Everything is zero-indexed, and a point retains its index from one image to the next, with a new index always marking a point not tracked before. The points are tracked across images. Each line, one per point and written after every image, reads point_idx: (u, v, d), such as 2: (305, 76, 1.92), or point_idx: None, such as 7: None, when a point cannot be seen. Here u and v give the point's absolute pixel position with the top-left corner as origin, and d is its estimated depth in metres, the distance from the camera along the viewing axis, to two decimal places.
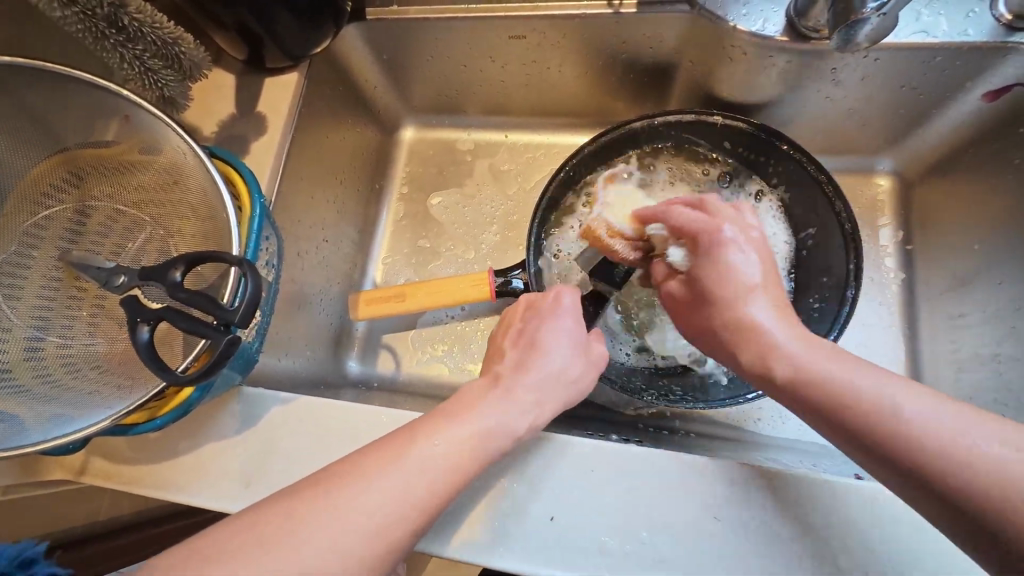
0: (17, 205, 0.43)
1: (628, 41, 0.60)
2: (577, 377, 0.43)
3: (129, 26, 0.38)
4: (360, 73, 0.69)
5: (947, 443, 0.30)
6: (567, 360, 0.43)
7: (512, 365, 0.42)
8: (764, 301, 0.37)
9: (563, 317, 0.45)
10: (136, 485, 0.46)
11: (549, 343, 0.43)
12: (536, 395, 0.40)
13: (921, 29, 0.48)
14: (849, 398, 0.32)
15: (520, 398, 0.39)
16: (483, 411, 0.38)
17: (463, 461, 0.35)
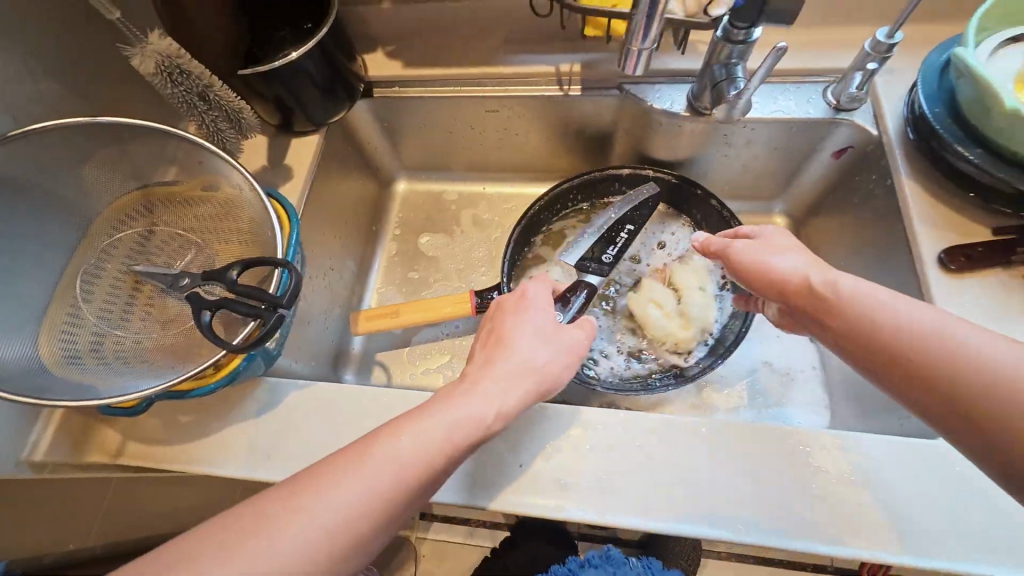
0: (98, 227, 0.55)
1: (577, 115, 0.78)
2: (546, 361, 0.50)
3: (213, 99, 0.53)
4: (365, 137, 0.86)
5: (979, 350, 0.36)
6: (544, 355, 0.50)
7: (489, 355, 0.49)
8: (804, 260, 0.47)
9: (531, 310, 0.53)
10: (168, 462, 0.54)
11: (519, 339, 0.50)
12: (500, 378, 0.47)
13: (778, 109, 0.68)
14: (898, 320, 0.39)
15: (489, 390, 0.46)
16: (458, 405, 0.44)
17: (439, 444, 0.41)
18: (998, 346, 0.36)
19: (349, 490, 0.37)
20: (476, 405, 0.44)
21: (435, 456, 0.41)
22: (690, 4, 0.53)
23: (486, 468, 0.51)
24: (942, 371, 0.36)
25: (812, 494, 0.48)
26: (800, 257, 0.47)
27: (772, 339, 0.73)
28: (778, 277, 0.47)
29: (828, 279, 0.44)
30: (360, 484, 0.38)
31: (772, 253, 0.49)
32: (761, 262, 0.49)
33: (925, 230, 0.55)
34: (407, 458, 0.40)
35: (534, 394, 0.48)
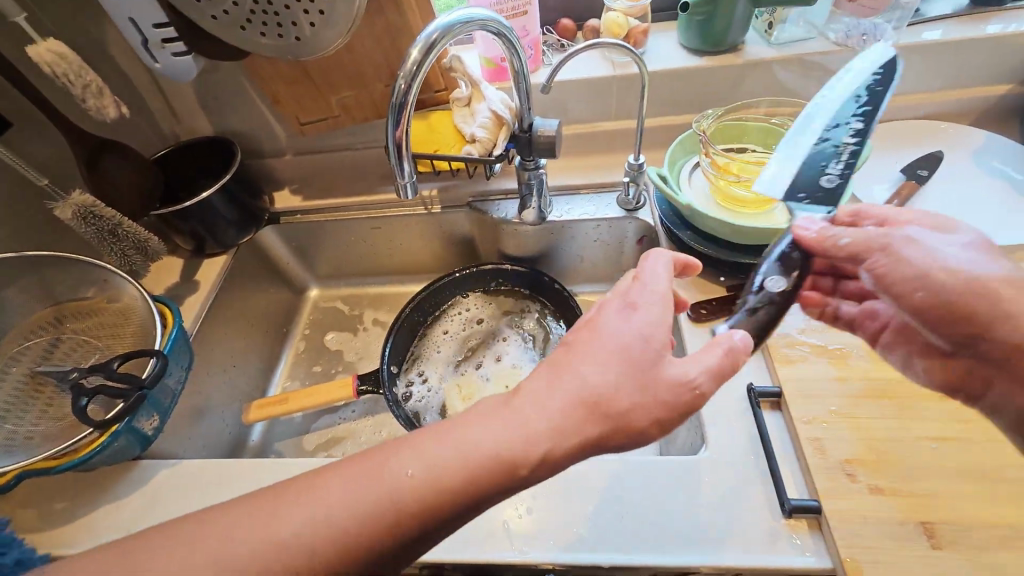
0: (12, 337, 0.67)
1: (444, 226, 0.98)
2: (631, 394, 0.40)
3: (122, 233, 0.69)
4: (276, 254, 1.03)
5: None
6: (644, 389, 0.41)
7: (559, 367, 0.42)
8: (655, 298, 0.44)
9: (631, 320, 0.43)
10: (32, 547, 0.59)
11: (599, 358, 0.41)
12: (581, 406, 0.40)
13: (584, 212, 0.88)
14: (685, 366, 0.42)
15: (528, 428, 0.39)
16: (498, 425, 0.40)
17: (467, 471, 0.38)
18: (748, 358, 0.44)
19: (339, 514, 0.37)
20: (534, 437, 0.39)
21: (446, 492, 0.38)
22: (480, 148, 0.75)
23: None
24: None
25: (587, 513, 0.54)
26: (651, 294, 0.45)
27: None
28: (635, 322, 0.43)
29: None
30: (356, 512, 0.37)
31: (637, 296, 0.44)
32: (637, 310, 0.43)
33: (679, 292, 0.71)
34: (414, 489, 0.38)
35: (599, 433, 0.40)
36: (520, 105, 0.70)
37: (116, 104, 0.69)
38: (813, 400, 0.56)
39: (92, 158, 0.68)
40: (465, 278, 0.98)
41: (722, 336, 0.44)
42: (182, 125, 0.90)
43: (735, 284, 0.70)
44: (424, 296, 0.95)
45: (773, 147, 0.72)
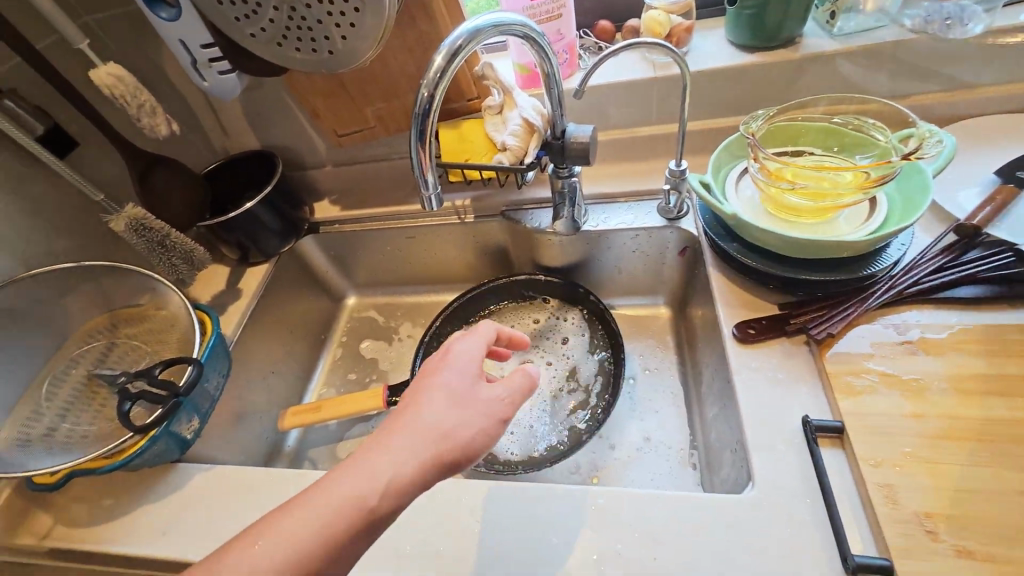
0: (75, 340, 0.71)
1: (477, 235, 0.97)
2: (463, 423, 0.43)
3: (170, 244, 0.72)
4: (316, 263, 1.05)
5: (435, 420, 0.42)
6: (473, 419, 0.43)
7: (393, 423, 0.43)
8: (465, 352, 0.48)
9: (453, 365, 0.47)
10: (82, 542, 0.63)
11: (432, 407, 0.43)
12: (419, 442, 0.41)
13: (621, 221, 0.83)
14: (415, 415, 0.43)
15: (380, 469, 0.40)
16: (355, 474, 0.40)
17: (327, 527, 0.38)
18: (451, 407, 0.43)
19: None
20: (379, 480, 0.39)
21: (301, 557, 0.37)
22: (511, 157, 0.73)
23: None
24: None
25: (616, 551, 0.50)
26: (454, 353, 0.48)
27: (650, 412, 0.82)
28: (474, 366, 0.47)
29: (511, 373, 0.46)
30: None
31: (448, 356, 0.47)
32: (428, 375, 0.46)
33: (723, 309, 0.65)
34: (268, 559, 0.37)
35: (445, 464, 0.42)
36: (552, 112, 0.68)
37: (167, 122, 0.73)
38: (882, 439, 0.49)
39: (143, 171, 0.72)
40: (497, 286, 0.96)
41: (433, 387, 0.45)
42: (231, 139, 0.94)
43: (788, 301, 0.63)
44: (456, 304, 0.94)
45: (837, 149, 0.65)
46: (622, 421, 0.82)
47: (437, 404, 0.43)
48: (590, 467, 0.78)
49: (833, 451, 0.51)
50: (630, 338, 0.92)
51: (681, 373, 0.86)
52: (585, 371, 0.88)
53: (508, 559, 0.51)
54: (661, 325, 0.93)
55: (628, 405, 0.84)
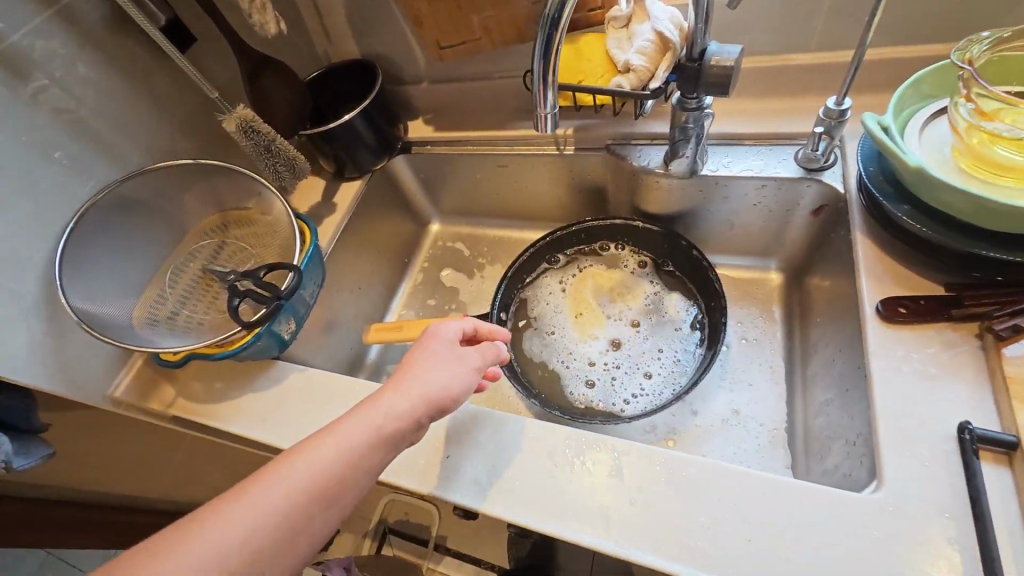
0: (193, 236, 0.77)
1: (575, 171, 0.89)
2: (453, 381, 0.51)
3: (275, 150, 0.73)
4: (405, 184, 1.04)
5: (435, 378, 0.50)
6: (458, 376, 0.51)
7: (392, 381, 0.50)
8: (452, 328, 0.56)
9: (439, 339, 0.54)
10: (198, 416, 0.70)
11: (426, 370, 0.51)
12: (416, 395, 0.49)
13: (748, 167, 0.72)
14: (415, 372, 0.50)
15: (383, 413, 0.47)
16: (360, 415, 0.46)
17: (343, 458, 0.44)
18: (446, 368, 0.52)
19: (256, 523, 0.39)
20: (383, 415, 0.46)
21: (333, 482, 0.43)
22: (633, 79, 0.64)
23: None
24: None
25: (704, 524, 0.47)
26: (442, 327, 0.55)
27: (743, 384, 0.76)
28: (457, 341, 0.55)
29: (489, 345, 0.56)
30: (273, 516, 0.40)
31: (430, 332, 0.55)
32: (420, 344, 0.54)
33: (869, 282, 0.55)
34: (295, 483, 0.42)
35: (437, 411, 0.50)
36: (692, 27, 0.56)
37: (276, 21, 0.71)
38: None
39: (252, 72, 0.72)
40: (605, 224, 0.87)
41: (432, 352, 0.53)
42: (332, 45, 0.91)
43: (959, 285, 0.52)
44: (565, 231, 0.88)
45: None
46: (709, 389, 0.76)
47: (429, 364, 0.51)
48: (667, 430, 0.75)
49: (996, 467, 0.43)
50: (730, 302, 0.84)
51: (786, 347, 0.77)
52: (658, 390, 0.78)
53: (588, 507, 0.49)
54: (768, 291, 0.83)
55: (718, 371, 0.77)
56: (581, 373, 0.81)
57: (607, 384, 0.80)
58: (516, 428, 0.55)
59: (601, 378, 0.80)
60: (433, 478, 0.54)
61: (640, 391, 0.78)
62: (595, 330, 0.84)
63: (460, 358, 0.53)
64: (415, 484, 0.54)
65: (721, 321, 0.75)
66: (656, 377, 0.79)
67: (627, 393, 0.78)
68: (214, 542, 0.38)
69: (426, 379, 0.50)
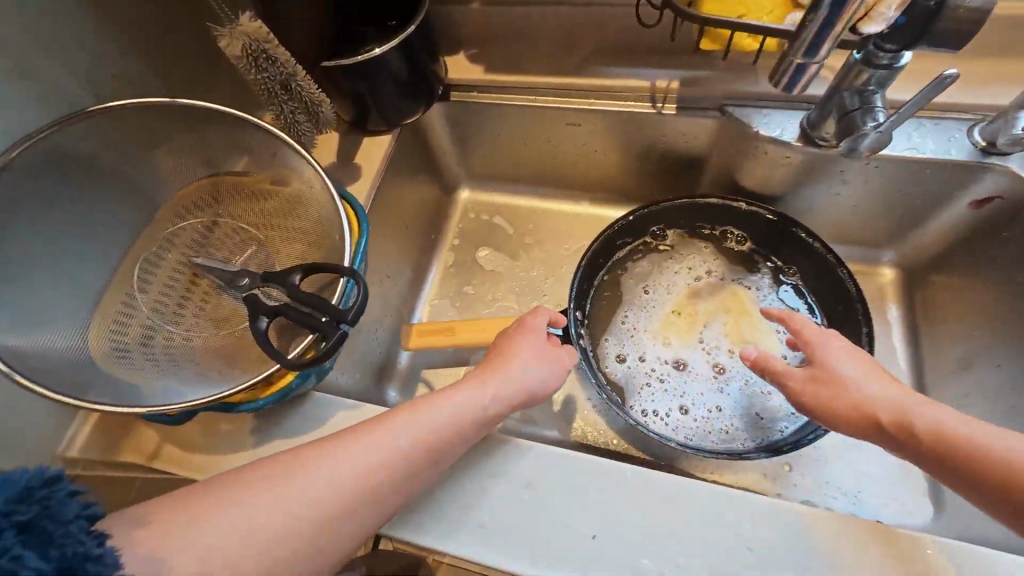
0: (166, 214, 0.53)
1: (668, 136, 0.72)
2: (544, 376, 0.51)
3: (295, 89, 0.50)
4: (436, 141, 0.82)
5: (526, 372, 0.49)
6: (546, 371, 0.51)
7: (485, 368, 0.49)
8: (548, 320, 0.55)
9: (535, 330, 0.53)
10: (203, 473, 0.50)
11: (518, 360, 0.50)
12: (509, 387, 0.48)
13: (912, 146, 0.59)
14: (508, 360, 0.50)
15: (480, 394, 0.46)
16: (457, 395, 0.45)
17: (445, 428, 0.43)
18: (538, 364, 0.51)
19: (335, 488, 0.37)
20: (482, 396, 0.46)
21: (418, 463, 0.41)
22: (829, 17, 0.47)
23: (495, 522, 0.43)
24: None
25: None
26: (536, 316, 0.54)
27: None
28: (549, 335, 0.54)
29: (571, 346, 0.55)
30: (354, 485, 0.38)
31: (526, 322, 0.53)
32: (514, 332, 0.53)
33: None
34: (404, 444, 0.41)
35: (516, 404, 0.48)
36: None
37: None
38: None
39: None
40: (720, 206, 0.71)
41: (528, 343, 0.51)
42: None
43: None
44: (680, 203, 0.71)
45: None
46: None
47: (523, 357, 0.50)
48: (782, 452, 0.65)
49: None
50: None
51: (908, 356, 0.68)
52: (687, 434, 0.67)
53: None
54: (880, 288, 0.73)
55: None
56: (621, 379, 0.69)
57: (638, 388, 0.69)
58: (686, 498, 0.44)
59: (653, 392, 0.69)
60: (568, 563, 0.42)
61: (666, 419, 0.68)
62: (674, 339, 0.71)
63: (551, 354, 0.52)
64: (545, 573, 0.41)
65: (861, 330, 0.63)
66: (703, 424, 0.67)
67: (651, 407, 0.68)
68: (313, 494, 0.37)
69: (517, 370, 0.49)
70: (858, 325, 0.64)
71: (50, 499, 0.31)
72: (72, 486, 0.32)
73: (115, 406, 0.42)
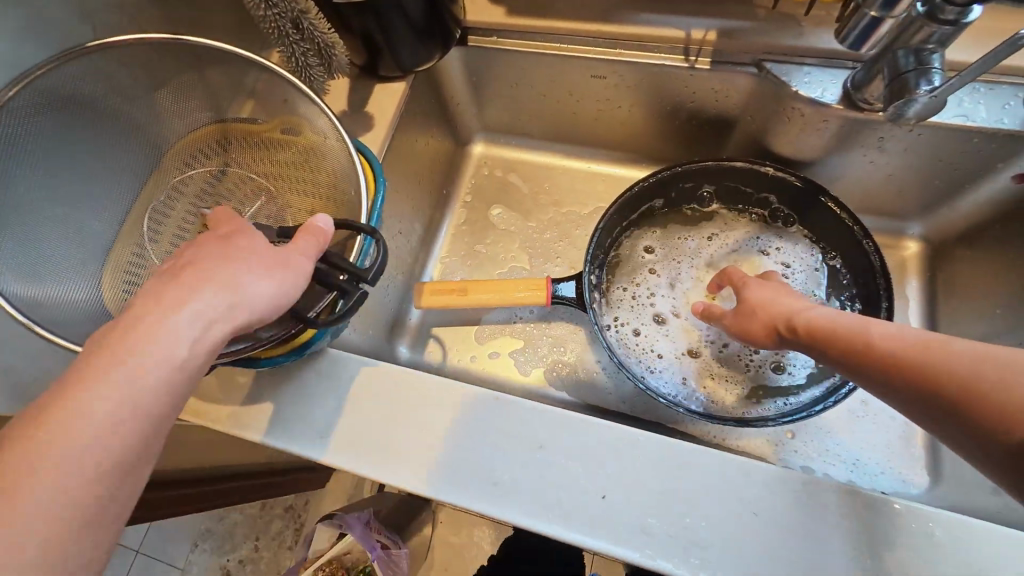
0: (172, 161, 0.52)
1: (697, 93, 0.67)
2: (259, 290, 0.35)
3: (306, 28, 0.46)
4: (451, 90, 0.77)
5: (231, 290, 0.34)
6: (244, 285, 0.35)
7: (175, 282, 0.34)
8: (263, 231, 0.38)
9: (256, 237, 0.37)
10: (221, 424, 0.52)
11: (221, 272, 0.35)
12: (201, 308, 0.33)
13: (961, 113, 0.55)
14: (207, 274, 0.34)
15: (177, 326, 0.33)
16: (160, 339, 0.32)
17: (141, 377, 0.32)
18: (236, 277, 0.35)
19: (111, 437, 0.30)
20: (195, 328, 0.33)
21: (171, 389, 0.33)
22: None
23: (509, 481, 0.45)
24: (929, 370, 0.35)
25: None
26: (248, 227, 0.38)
27: None
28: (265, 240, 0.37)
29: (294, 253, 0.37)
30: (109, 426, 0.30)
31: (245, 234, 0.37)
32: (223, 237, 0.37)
33: None
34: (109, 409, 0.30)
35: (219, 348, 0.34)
36: None
37: None
38: None
39: None
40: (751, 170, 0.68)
41: (234, 252, 0.36)
42: None
43: None
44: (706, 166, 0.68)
45: None
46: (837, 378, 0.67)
47: (218, 270, 0.35)
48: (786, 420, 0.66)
49: None
50: None
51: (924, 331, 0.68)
52: (672, 383, 0.69)
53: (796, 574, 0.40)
54: (903, 262, 0.72)
55: None
56: (619, 326, 0.71)
57: (631, 338, 0.70)
58: (695, 464, 0.44)
59: (647, 344, 0.70)
60: (574, 519, 0.43)
61: (653, 369, 0.70)
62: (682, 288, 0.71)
63: (260, 263, 0.36)
64: (551, 527, 0.43)
65: (882, 305, 0.61)
66: (687, 378, 0.69)
67: (640, 355, 0.70)
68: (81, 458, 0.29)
69: (201, 285, 0.34)
70: (880, 296, 0.62)
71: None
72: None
73: None
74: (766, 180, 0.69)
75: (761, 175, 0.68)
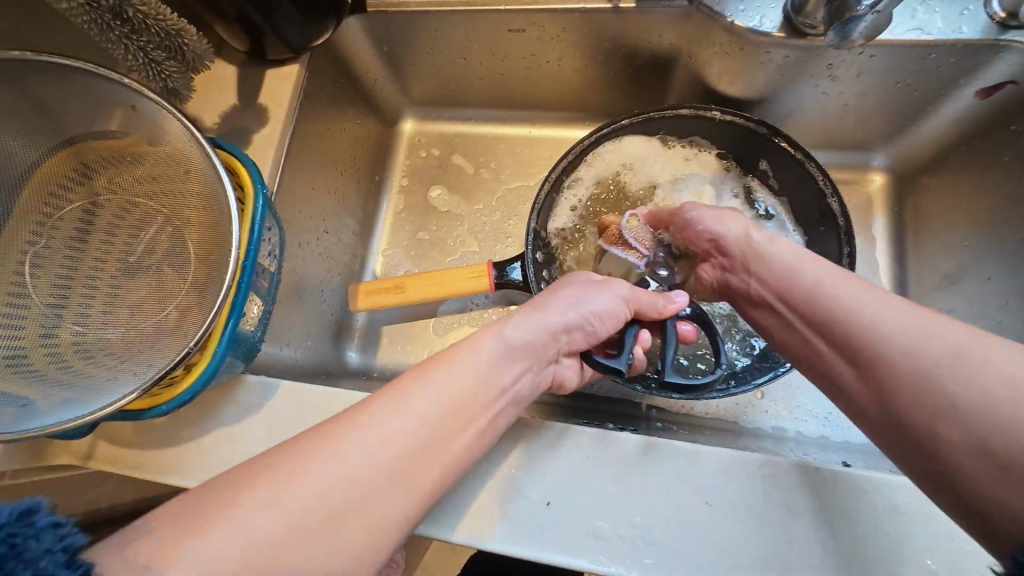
0: (30, 196, 0.45)
1: (628, 36, 0.60)
2: (500, 358, 0.41)
3: (133, 17, 0.39)
4: (362, 66, 0.69)
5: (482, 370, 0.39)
6: (488, 358, 0.40)
7: (440, 360, 0.38)
8: (558, 317, 0.46)
9: (533, 321, 0.45)
10: (140, 469, 0.47)
11: (478, 356, 0.39)
12: (482, 377, 0.38)
13: (916, 26, 0.49)
14: (479, 368, 0.39)
15: (478, 422, 0.38)
16: (473, 419, 0.37)
17: (424, 447, 0.34)
18: (500, 353, 0.41)
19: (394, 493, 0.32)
20: (457, 395, 0.37)
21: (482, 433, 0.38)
22: None
23: (450, 499, 0.41)
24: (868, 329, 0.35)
25: (930, 570, 0.36)
26: (524, 324, 0.44)
27: None
28: (551, 328, 0.45)
29: (545, 326, 0.45)
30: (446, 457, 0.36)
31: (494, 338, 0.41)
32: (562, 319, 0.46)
33: None
34: (418, 484, 0.33)
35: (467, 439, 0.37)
36: None
37: None
38: None
39: None
40: (695, 118, 0.61)
41: (490, 342, 0.41)
42: None
43: None
44: (645, 118, 0.61)
45: None
46: None
47: (499, 358, 0.40)
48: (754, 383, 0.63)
49: None
50: None
51: (894, 269, 0.64)
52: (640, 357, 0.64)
53: (757, 562, 0.38)
54: (870, 196, 0.66)
55: None
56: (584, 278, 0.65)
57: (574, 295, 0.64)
58: (639, 455, 0.41)
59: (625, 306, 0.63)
60: (519, 532, 0.40)
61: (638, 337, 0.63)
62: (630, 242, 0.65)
63: (522, 336, 0.42)
64: (495, 544, 0.40)
65: (843, 255, 0.57)
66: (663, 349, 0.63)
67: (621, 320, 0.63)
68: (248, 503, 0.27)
69: (484, 373, 0.39)
70: (842, 241, 0.58)
71: (21, 536, 0.25)
72: (51, 515, 0.26)
73: (9, 433, 0.37)
74: (714, 123, 0.62)
75: (706, 120, 0.62)
